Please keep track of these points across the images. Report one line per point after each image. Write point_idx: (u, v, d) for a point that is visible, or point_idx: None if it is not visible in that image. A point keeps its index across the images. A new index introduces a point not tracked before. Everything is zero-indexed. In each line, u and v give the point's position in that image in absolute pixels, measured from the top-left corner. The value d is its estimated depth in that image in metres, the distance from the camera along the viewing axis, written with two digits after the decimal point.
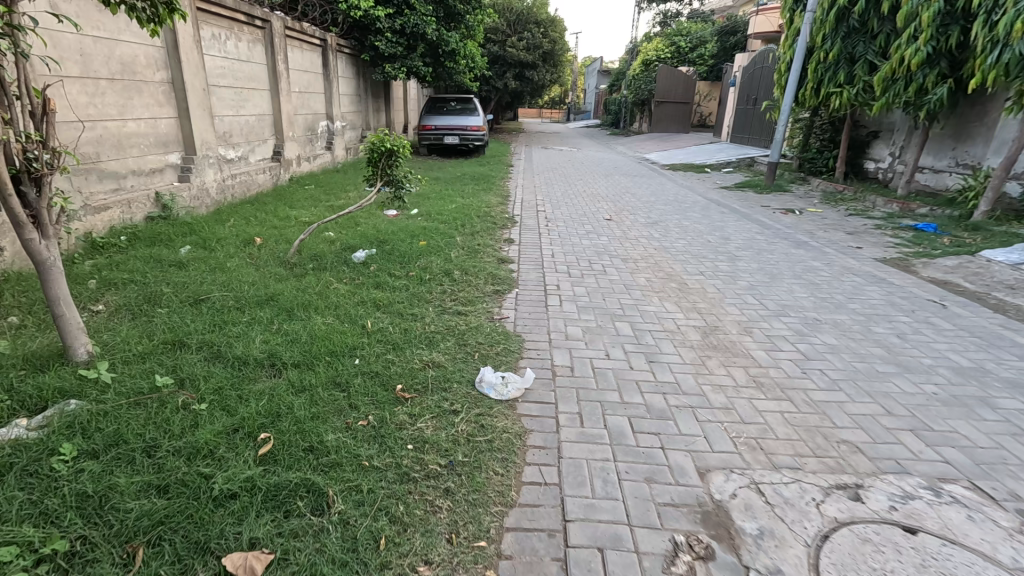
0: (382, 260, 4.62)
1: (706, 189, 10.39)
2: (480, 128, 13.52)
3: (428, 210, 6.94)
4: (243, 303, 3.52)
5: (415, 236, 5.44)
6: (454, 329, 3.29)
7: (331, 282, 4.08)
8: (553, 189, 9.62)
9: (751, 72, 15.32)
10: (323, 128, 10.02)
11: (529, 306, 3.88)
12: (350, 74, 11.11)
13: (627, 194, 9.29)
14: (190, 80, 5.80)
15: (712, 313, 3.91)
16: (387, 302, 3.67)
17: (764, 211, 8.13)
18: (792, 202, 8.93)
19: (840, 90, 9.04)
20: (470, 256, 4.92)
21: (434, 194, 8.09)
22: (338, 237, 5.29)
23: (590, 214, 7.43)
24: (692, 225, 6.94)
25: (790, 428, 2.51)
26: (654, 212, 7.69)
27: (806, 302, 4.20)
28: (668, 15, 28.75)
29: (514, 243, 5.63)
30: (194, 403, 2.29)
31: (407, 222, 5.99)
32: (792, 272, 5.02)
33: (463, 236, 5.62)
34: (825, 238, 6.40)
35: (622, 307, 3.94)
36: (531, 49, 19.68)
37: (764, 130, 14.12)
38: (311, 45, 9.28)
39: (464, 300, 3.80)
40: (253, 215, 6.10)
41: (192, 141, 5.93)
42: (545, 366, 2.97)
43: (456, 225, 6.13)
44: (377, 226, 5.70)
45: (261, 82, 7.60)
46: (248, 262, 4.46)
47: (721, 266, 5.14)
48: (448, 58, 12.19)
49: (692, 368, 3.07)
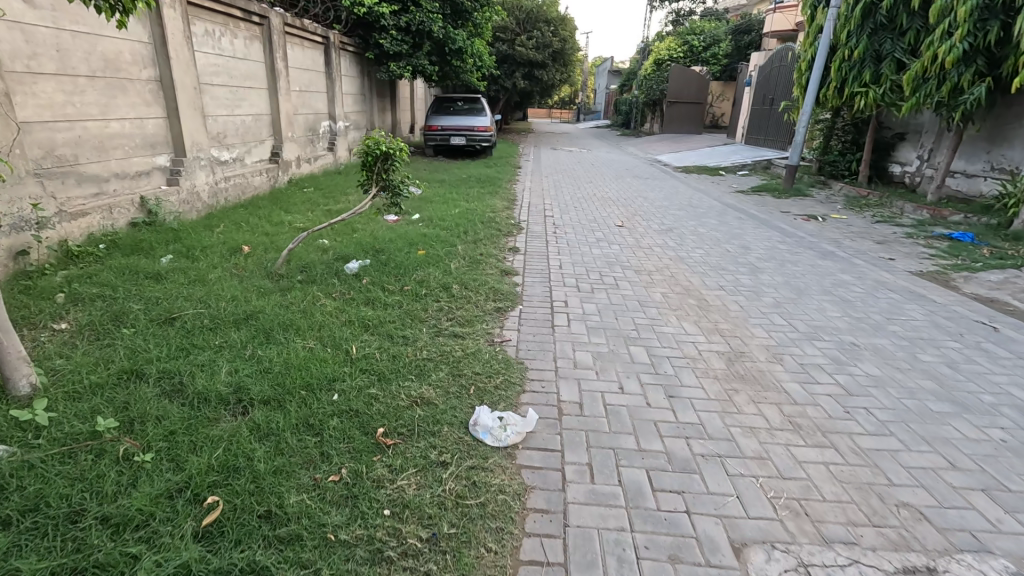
0: (375, 272, 4.28)
1: (721, 192, 9.97)
2: (487, 128, 13.18)
3: (430, 215, 6.60)
4: (217, 323, 3.19)
5: (413, 244, 5.10)
6: (448, 355, 2.94)
7: (318, 297, 3.75)
8: (561, 192, 9.26)
9: (767, 71, 14.83)
10: (325, 128, 9.73)
11: (533, 327, 3.52)
12: (354, 73, 10.82)
13: (639, 198, 8.90)
14: (180, 78, 5.50)
15: (736, 336, 3.53)
16: (377, 322, 3.32)
17: (785, 217, 7.70)
18: (813, 207, 8.49)
19: (865, 90, 8.58)
20: (471, 267, 4.57)
21: (437, 198, 7.76)
22: (331, 245, 4.97)
23: (600, 219, 7.05)
24: (709, 232, 6.54)
25: (838, 485, 2.14)
26: (667, 218, 7.30)
27: (840, 323, 3.79)
28: (680, 14, 28.24)
29: (520, 252, 5.28)
30: (138, 454, 1.96)
31: (406, 229, 5.66)
32: (821, 286, 4.61)
33: (465, 245, 5.28)
34: (853, 248, 5.98)
35: (635, 328, 3.57)
36: (541, 48, 19.32)
37: (781, 131, 13.65)
38: (313, 43, 8.99)
39: (462, 320, 3.45)
40: (245, 220, 5.79)
41: (181, 143, 5.63)
42: (550, 403, 2.61)
43: (458, 232, 5.79)
44: (374, 233, 5.38)
45: (258, 80, 7.30)
46: (231, 274, 4.14)
47: (743, 279, 4.74)
48: (454, 57, 11.85)
49: (717, 405, 2.69)
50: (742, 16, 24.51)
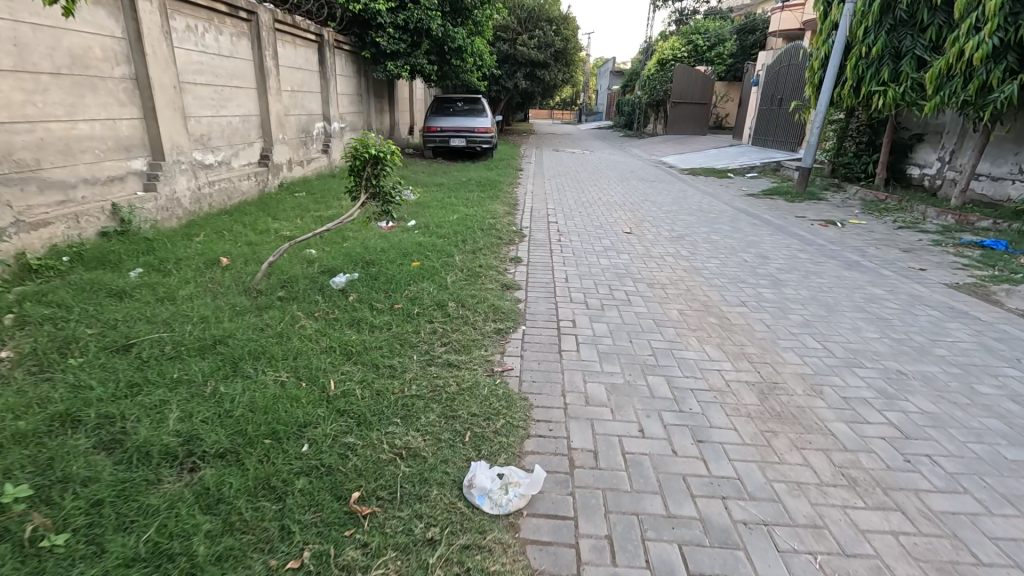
0: (364, 287, 3.90)
1: (731, 196, 9.57)
2: (487, 130, 12.81)
3: (427, 222, 6.21)
4: (180, 351, 2.81)
5: (407, 255, 4.72)
6: (440, 390, 2.56)
7: (298, 318, 3.37)
8: (564, 195, 8.88)
9: (775, 70, 14.43)
10: (319, 130, 9.36)
11: (537, 352, 3.13)
12: (349, 73, 10.45)
13: (646, 203, 8.51)
14: (157, 77, 5.12)
15: (765, 363, 3.13)
16: (360, 349, 2.94)
17: (801, 223, 7.31)
18: (830, 212, 8.09)
19: (884, 89, 8.18)
20: (470, 281, 4.19)
21: (435, 203, 7.38)
22: (318, 256, 4.58)
23: (607, 225, 6.66)
24: (723, 240, 6.15)
25: (914, 565, 1.75)
26: (677, 224, 6.91)
27: (880, 347, 3.39)
28: (684, 13, 27.86)
29: (522, 263, 4.89)
30: (49, 535, 1.58)
31: (400, 238, 5.29)
32: (852, 302, 4.21)
33: (464, 255, 4.90)
34: (878, 257, 5.58)
35: (652, 354, 3.17)
36: (542, 48, 18.94)
37: (790, 132, 13.25)
38: (305, 41, 8.62)
39: (457, 345, 3.07)
40: (229, 228, 5.41)
41: (159, 146, 5.26)
42: (559, 452, 2.23)
43: (456, 241, 5.40)
44: (366, 243, 4.99)
45: (245, 79, 6.93)
46: (205, 291, 3.76)
47: (766, 293, 4.35)
48: (454, 56, 11.48)
49: (754, 452, 2.30)
50: (747, 15, 24.15)
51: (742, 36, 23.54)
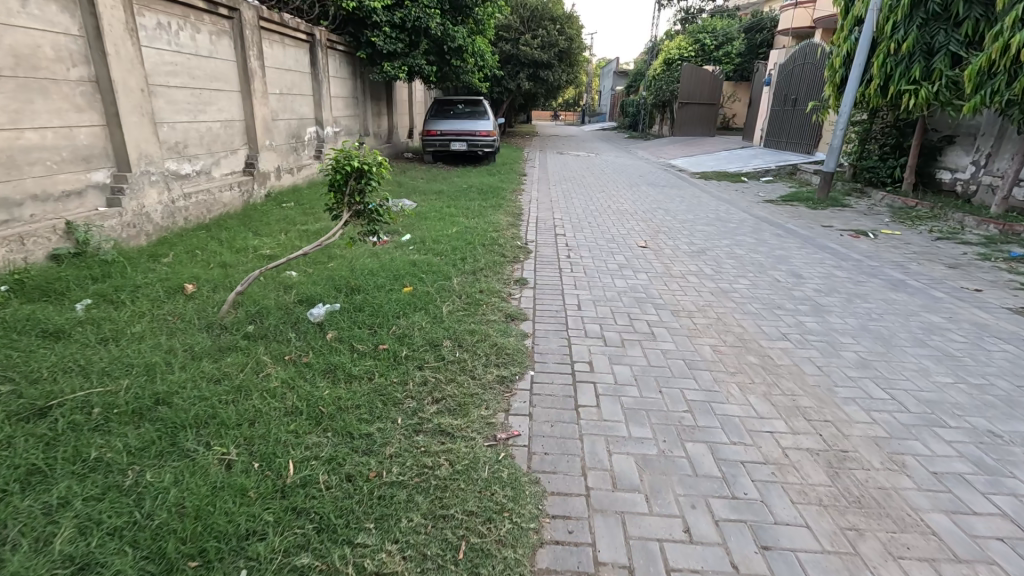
0: (345, 322, 3.36)
1: (749, 202, 8.99)
2: (490, 133, 12.28)
3: (422, 236, 5.67)
4: (110, 417, 2.28)
5: (397, 279, 4.19)
6: (428, 476, 2.01)
7: (264, 365, 2.84)
8: (572, 203, 8.34)
9: (789, 69, 13.86)
10: (311, 135, 8.85)
11: (548, 409, 2.58)
12: (343, 74, 9.93)
13: (659, 211, 7.96)
14: (122, 78, 4.60)
15: (827, 422, 2.57)
16: (334, 411, 2.41)
17: (830, 234, 6.74)
18: (857, 221, 7.51)
19: (915, 88, 7.63)
20: (468, 310, 3.66)
21: (433, 213, 6.85)
22: (298, 282, 4.05)
23: (619, 238, 6.11)
24: (748, 255, 5.60)
25: None
26: (695, 236, 6.35)
27: (959, 397, 2.83)
28: (690, 12, 27.29)
29: (528, 287, 4.35)
30: None
31: (392, 257, 4.76)
32: (910, 334, 3.65)
33: (462, 278, 4.37)
34: (924, 275, 5.01)
35: (688, 411, 2.62)
36: (546, 48, 18.39)
37: (806, 134, 12.67)
38: (296, 41, 8.11)
39: (452, 403, 2.53)
40: (203, 246, 4.89)
41: (124, 155, 4.73)
42: (583, 570, 1.69)
43: (454, 259, 4.86)
44: (353, 264, 4.47)
45: (227, 81, 6.41)
46: (159, 328, 3.23)
47: (807, 323, 3.80)
48: (454, 57, 10.98)
49: (839, 567, 1.75)
50: (755, 13, 23.60)
51: (750, 35, 23.03)
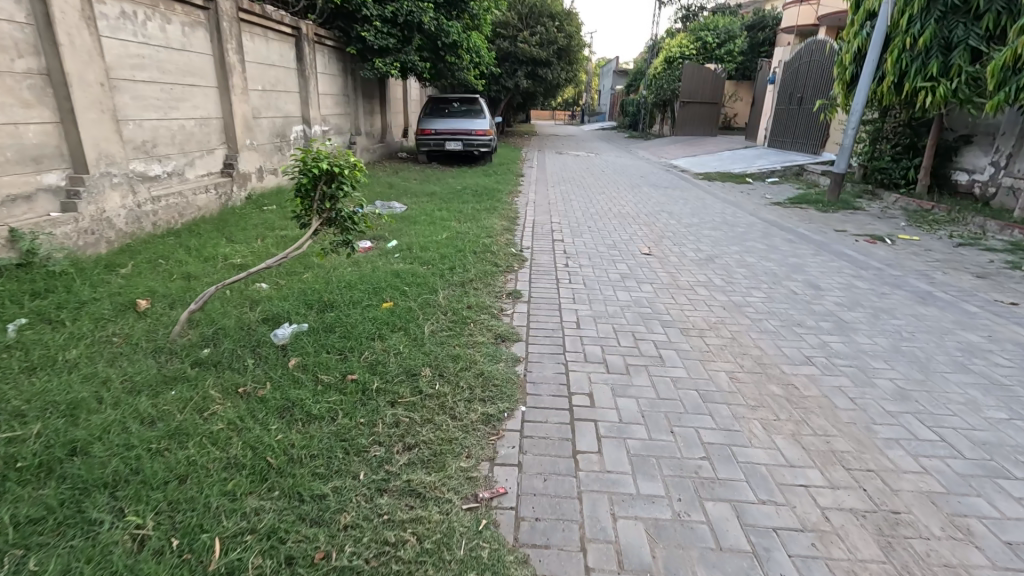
0: (312, 345, 2.96)
1: (756, 205, 8.59)
2: (486, 132, 11.88)
3: (410, 243, 5.27)
4: (8, 475, 1.88)
5: (377, 293, 3.79)
6: (388, 560, 1.63)
7: (210, 402, 2.43)
8: (570, 206, 7.94)
9: (794, 66, 13.47)
10: (298, 134, 8.44)
11: (541, 457, 2.19)
12: (332, 71, 9.52)
13: (662, 214, 7.57)
14: (77, 71, 4.21)
15: (870, 472, 2.18)
16: (285, 464, 2.01)
17: (844, 239, 6.35)
18: (871, 225, 7.13)
19: (932, 85, 7.23)
20: (454, 331, 3.25)
21: (423, 217, 6.45)
22: (266, 296, 3.65)
23: (621, 244, 5.71)
24: (759, 263, 5.20)
25: None
26: (702, 242, 5.96)
27: (1019, 438, 2.43)
28: (691, 10, 26.93)
29: (522, 301, 3.95)
30: None
31: (373, 268, 4.36)
32: (949, 357, 3.25)
33: (450, 291, 3.97)
34: (953, 286, 4.62)
35: (705, 459, 2.22)
36: (544, 45, 18.00)
37: (813, 134, 12.27)
38: (280, 35, 7.71)
39: (426, 452, 2.12)
40: (168, 254, 4.49)
41: (81, 155, 4.33)
42: None
43: (442, 269, 4.46)
44: (330, 276, 4.07)
45: (202, 76, 6.01)
46: (99, 353, 2.83)
47: (833, 343, 3.40)
48: (448, 53, 10.53)
49: None
50: (757, 11, 23.24)
51: (752, 33, 22.69)
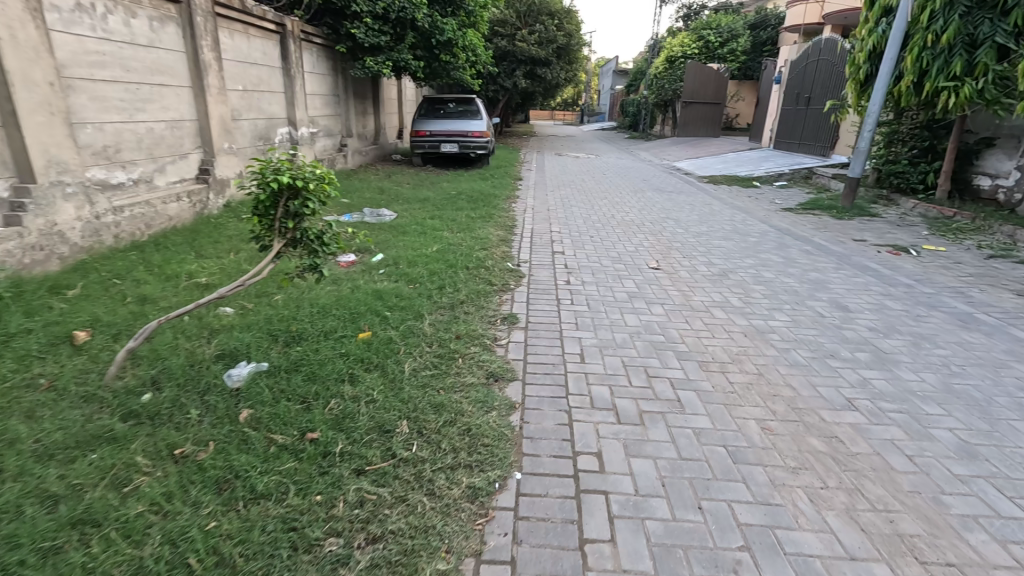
0: (269, 391, 2.51)
1: (766, 211, 8.16)
2: (483, 134, 11.45)
3: (397, 257, 4.84)
4: None
5: (353, 320, 3.34)
6: None
7: (134, 472, 1.99)
8: (571, 213, 7.50)
9: (801, 65, 13.02)
10: (283, 137, 8.00)
11: (539, 550, 1.75)
12: (319, 69, 9.08)
13: (668, 222, 7.13)
14: (21, 69, 3.76)
15: (952, 570, 1.74)
16: (210, 572, 1.58)
17: (864, 250, 5.92)
18: (891, 234, 6.70)
19: (955, 85, 6.80)
20: (438, 369, 2.81)
21: (413, 226, 6.01)
22: (226, 325, 3.20)
23: (626, 258, 5.27)
24: (778, 279, 4.77)
25: None
26: (713, 254, 5.52)
27: None
28: (692, 9, 26.51)
29: (519, 328, 3.51)
30: None
31: (352, 289, 3.92)
32: (1011, 398, 2.82)
33: (437, 316, 3.54)
34: (994, 306, 4.19)
35: (745, 550, 1.78)
36: (543, 44, 17.55)
37: (822, 135, 11.84)
38: (262, 31, 7.26)
39: (394, 549, 1.69)
40: (127, 272, 4.05)
41: (27, 163, 3.89)
42: None
43: (429, 288, 4.02)
44: (303, 299, 3.63)
45: (174, 75, 5.56)
46: (12, 403, 2.37)
47: (876, 382, 2.96)
48: (442, 51, 10.06)
49: None
50: (760, 9, 22.83)
51: (755, 32, 22.26)
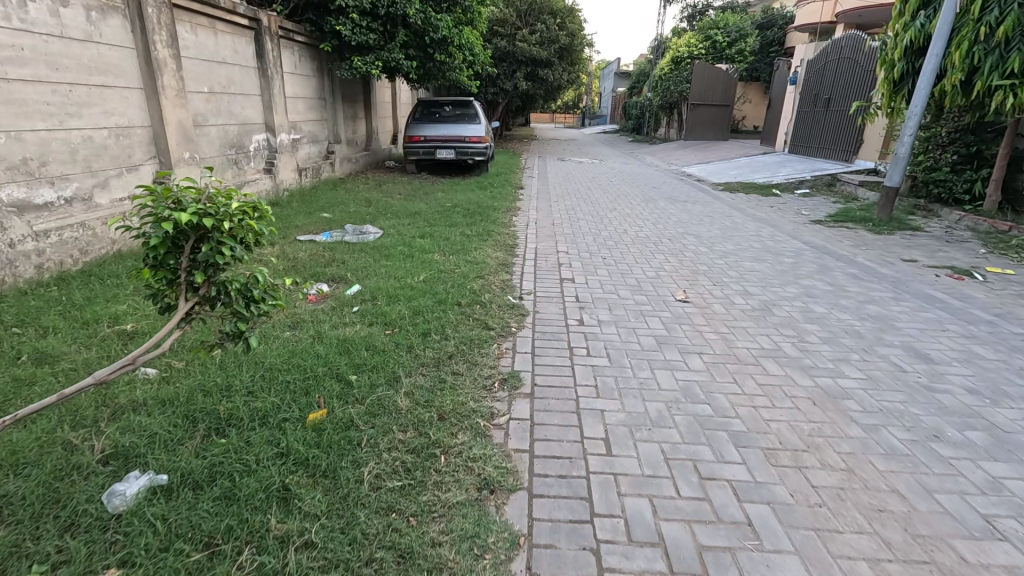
0: (158, 529, 1.71)
1: (794, 224, 7.39)
2: (482, 139, 10.68)
3: (376, 289, 4.08)
4: None
5: (306, 391, 2.55)
6: None
7: None
8: (578, 228, 6.74)
9: (819, 65, 12.24)
10: (259, 144, 7.23)
11: None
12: (302, 70, 8.33)
13: (688, 239, 6.36)
14: None
15: None
16: None
17: (920, 274, 5.14)
18: (943, 253, 5.92)
19: (1013, 83, 6.01)
20: (408, 478, 2.02)
21: (400, 247, 5.25)
22: (134, 400, 2.41)
23: (647, 287, 4.49)
24: (832, 315, 3.98)
25: None
26: (748, 281, 4.75)
27: None
28: (697, 9, 25.77)
29: (522, 395, 2.73)
30: None
31: (314, 340, 3.16)
32: None
33: (417, 380, 2.75)
34: None
35: None
36: (545, 44, 16.83)
37: (845, 139, 11.07)
38: (233, 27, 6.49)
39: None
40: (34, 315, 3.27)
41: None
42: None
43: (410, 336, 3.25)
44: (250, 357, 2.86)
45: (121, 74, 4.80)
46: None
47: (1012, 485, 2.17)
48: (437, 50, 9.28)
49: None
50: (768, 9, 22.07)
51: (764, 32, 21.49)
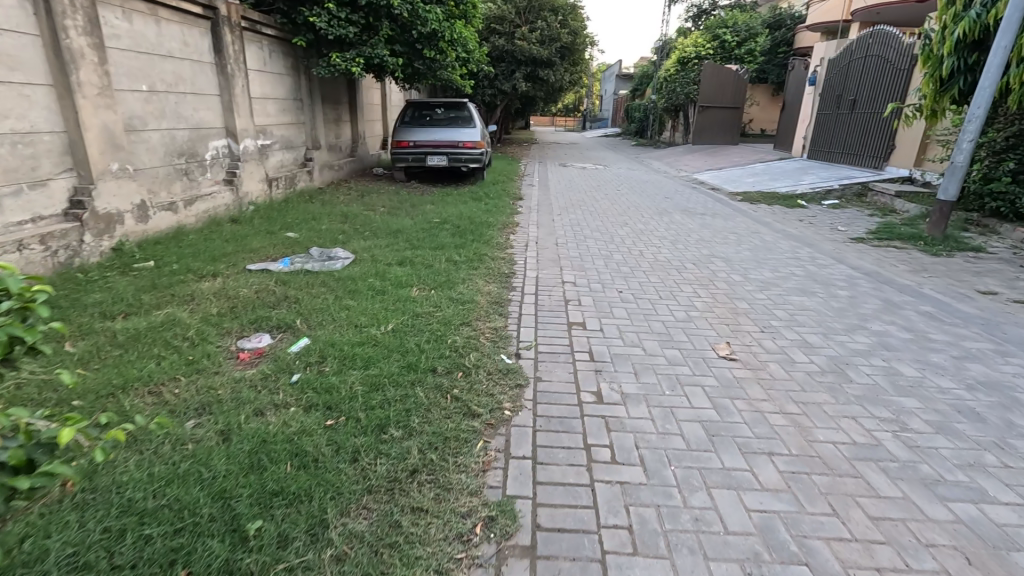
0: None
1: (833, 242, 6.42)
2: (477, 144, 9.72)
3: (328, 345, 3.12)
4: None
5: (170, 564, 1.59)
6: None
7: None
8: (586, 249, 5.78)
9: (843, 63, 11.28)
10: (219, 152, 6.27)
11: None
12: (272, 67, 7.37)
13: (716, 263, 5.39)
14: None
15: None
16: None
17: (1010, 312, 4.18)
18: (1022, 281, 4.95)
19: None
20: None
21: (370, 280, 4.29)
22: None
23: (681, 338, 3.51)
24: (930, 383, 3.00)
25: None
26: (805, 326, 3.78)
27: None
28: (703, 9, 24.90)
29: (516, 552, 1.76)
30: None
31: (218, 443, 2.19)
32: None
33: (354, 527, 1.79)
34: None
35: None
36: (545, 42, 15.91)
37: (875, 144, 10.11)
38: (181, 15, 5.54)
39: None
40: None
41: None
42: None
43: (358, 434, 2.27)
44: (108, 480, 1.90)
45: (19, 65, 3.84)
46: None
47: None
48: (426, 46, 8.31)
49: None
50: (778, 8, 21.18)
51: (773, 33, 20.63)
